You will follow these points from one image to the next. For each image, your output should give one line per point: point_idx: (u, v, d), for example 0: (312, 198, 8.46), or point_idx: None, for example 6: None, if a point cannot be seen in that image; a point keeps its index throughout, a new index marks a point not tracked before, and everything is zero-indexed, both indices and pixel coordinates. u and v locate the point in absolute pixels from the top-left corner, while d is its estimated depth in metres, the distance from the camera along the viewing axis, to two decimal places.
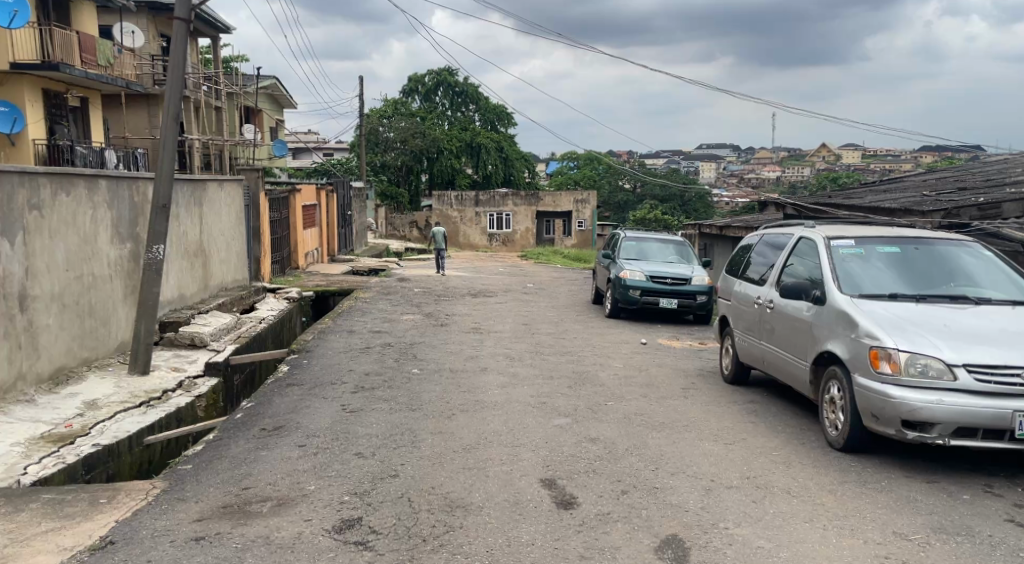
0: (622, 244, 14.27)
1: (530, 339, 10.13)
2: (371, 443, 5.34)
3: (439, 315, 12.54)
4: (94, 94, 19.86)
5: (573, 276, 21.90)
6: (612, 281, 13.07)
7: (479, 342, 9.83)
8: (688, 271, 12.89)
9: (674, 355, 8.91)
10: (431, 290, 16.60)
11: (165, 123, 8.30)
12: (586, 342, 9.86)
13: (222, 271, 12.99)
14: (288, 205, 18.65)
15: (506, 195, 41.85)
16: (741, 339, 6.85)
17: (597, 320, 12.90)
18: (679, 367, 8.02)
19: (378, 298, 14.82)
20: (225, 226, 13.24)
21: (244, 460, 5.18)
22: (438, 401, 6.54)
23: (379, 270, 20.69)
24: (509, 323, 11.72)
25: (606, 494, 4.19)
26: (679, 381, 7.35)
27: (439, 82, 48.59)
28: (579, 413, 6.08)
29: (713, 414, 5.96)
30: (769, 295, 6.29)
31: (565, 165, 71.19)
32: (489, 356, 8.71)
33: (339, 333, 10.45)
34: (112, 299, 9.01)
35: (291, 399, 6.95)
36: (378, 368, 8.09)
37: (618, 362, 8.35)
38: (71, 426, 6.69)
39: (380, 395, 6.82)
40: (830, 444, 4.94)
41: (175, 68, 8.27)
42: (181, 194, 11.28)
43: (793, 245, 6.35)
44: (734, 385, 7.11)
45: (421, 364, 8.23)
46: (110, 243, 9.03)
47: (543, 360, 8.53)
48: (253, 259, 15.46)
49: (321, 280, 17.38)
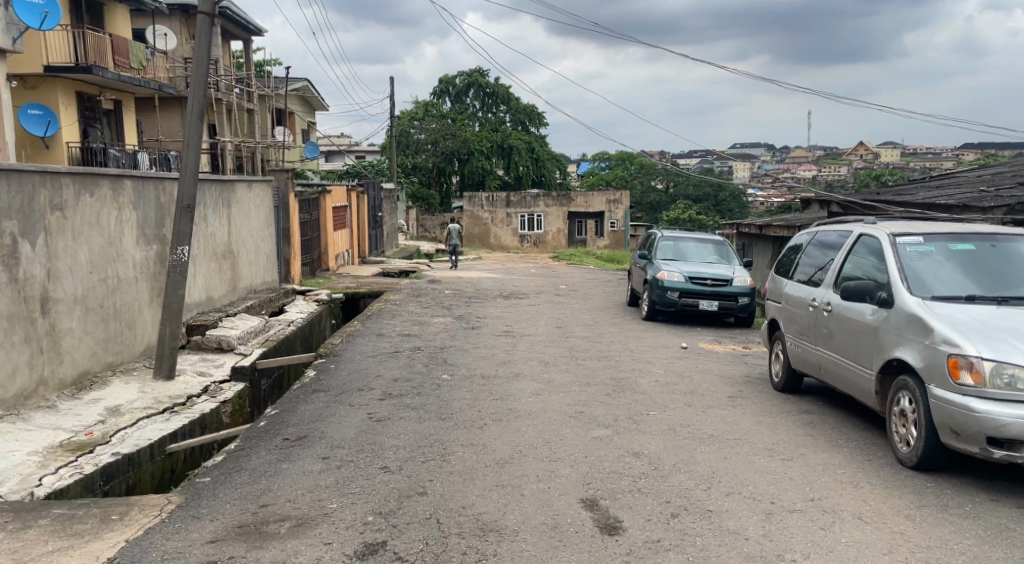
0: (659, 244, 13.82)
1: (564, 343, 9.72)
2: (398, 455, 5.01)
3: (471, 317, 12.22)
4: (127, 97, 19.91)
5: (607, 277, 21.45)
6: (649, 283, 12.63)
7: (512, 345, 9.47)
8: (729, 272, 12.39)
9: (717, 360, 8.47)
10: (463, 292, 16.30)
11: (189, 122, 8.07)
12: (624, 347, 9.44)
13: (251, 273, 12.82)
14: (319, 206, 18.49)
15: (538, 195, 41.53)
16: (794, 344, 6.41)
17: (633, 322, 12.46)
18: (724, 374, 7.59)
19: (409, 300, 14.55)
20: (254, 228, 13.07)
21: (264, 474, 4.88)
22: (469, 409, 6.19)
23: (409, 271, 20.46)
24: (542, 325, 11.35)
25: (655, 517, 3.80)
26: (725, 389, 6.91)
27: (469, 83, 48.36)
28: (620, 423, 5.68)
29: (765, 426, 5.53)
30: (826, 297, 5.83)
31: (597, 165, 70.61)
32: (522, 361, 8.35)
33: (368, 336, 10.18)
34: (138, 301, 8.83)
35: (316, 407, 6.66)
36: (407, 373, 7.77)
37: (658, 367, 7.93)
38: (92, 433, 6.47)
39: (408, 402, 6.49)
40: (900, 461, 4.50)
41: (199, 64, 8.03)
42: (209, 195, 11.11)
43: (852, 243, 5.87)
44: (787, 393, 6.68)
45: (451, 369, 7.89)
46: (135, 245, 8.85)
47: (579, 365, 8.15)
48: (283, 261, 15.31)
49: (352, 282, 17.17)
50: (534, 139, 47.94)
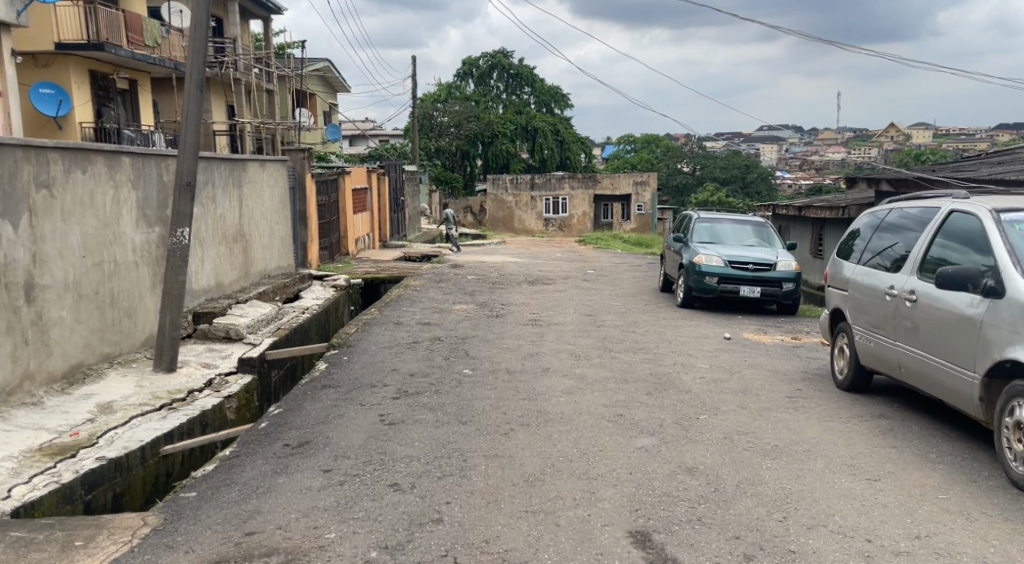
0: (694, 226, 12.98)
1: (595, 334, 8.95)
2: (411, 470, 4.31)
3: (494, 304, 11.50)
4: (142, 76, 19.38)
5: (635, 262, 20.58)
6: (685, 267, 11.81)
7: (539, 335, 8.74)
8: (772, 256, 11.52)
9: (768, 354, 7.67)
10: (486, 277, 15.60)
11: (188, 90, 7.37)
12: (661, 337, 8.66)
13: (264, 257, 12.21)
14: (338, 188, 17.82)
15: (563, 177, 40.62)
16: (864, 338, 5.62)
17: (668, 310, 11.67)
18: (778, 369, 6.81)
19: (429, 286, 13.87)
20: (267, 210, 12.43)
21: (255, 491, 4.22)
22: (494, 412, 5.48)
23: (431, 255, 19.80)
24: (571, 314, 10.59)
25: (724, 560, 3.08)
26: (782, 387, 6.13)
27: (493, 64, 47.37)
28: (667, 430, 4.95)
29: (839, 435, 4.77)
30: (909, 286, 5.03)
31: (622, 148, 69.36)
32: (550, 353, 7.61)
33: (385, 325, 9.50)
34: (138, 287, 8.22)
35: (323, 407, 5.99)
36: (425, 368, 7.07)
37: (703, 362, 7.14)
38: (77, 434, 5.86)
39: (425, 402, 5.79)
40: (1016, 484, 3.75)
41: (198, 27, 7.31)
42: (217, 174, 10.46)
43: (941, 223, 5.05)
44: (852, 392, 5.93)
45: (473, 363, 7.18)
46: (135, 226, 8.23)
47: (614, 359, 7.39)
48: (299, 245, 14.69)
49: (371, 267, 16.52)
50: (559, 121, 46.93)
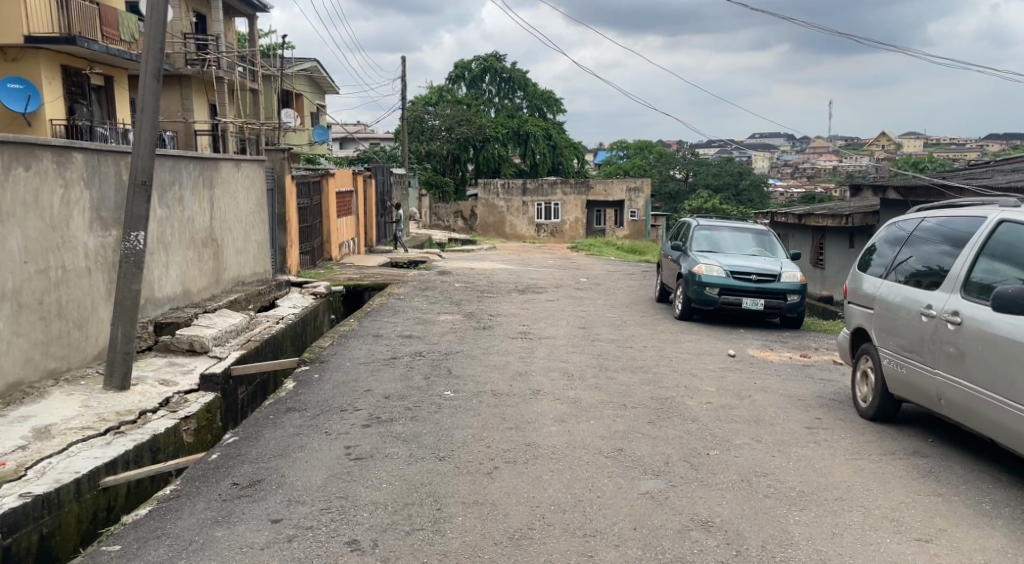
0: (693, 234, 12.36)
1: (589, 349, 8.30)
2: (374, 522, 3.64)
3: (482, 315, 10.83)
4: (119, 73, 18.64)
5: (630, 270, 19.94)
6: (684, 278, 11.20)
7: (529, 351, 8.07)
8: (776, 266, 10.92)
9: (778, 374, 7.04)
10: (475, 285, 14.92)
11: (144, 80, 6.69)
12: (661, 355, 8.01)
13: (238, 263, 11.51)
14: (321, 190, 17.13)
15: (555, 183, 40.04)
16: (895, 365, 5.01)
17: (666, 322, 11.03)
18: (791, 394, 6.17)
19: (415, 294, 13.18)
20: (242, 212, 11.74)
21: (188, 547, 3.54)
22: (476, 445, 4.82)
23: (419, 261, 19.13)
24: (563, 326, 9.94)
25: None
26: (800, 416, 5.49)
27: (485, 68, 46.79)
28: (675, 470, 4.31)
29: (874, 479, 4.13)
30: (951, 307, 4.41)
31: (615, 154, 68.85)
32: (541, 373, 6.95)
33: (363, 338, 8.82)
34: (90, 296, 7.52)
35: (283, 435, 5.32)
36: (402, 388, 6.40)
37: (709, 384, 6.50)
38: (3, 465, 5.17)
39: (398, 432, 5.13)
40: None
41: (155, 11, 6.64)
42: (186, 174, 9.77)
43: (987, 235, 4.44)
44: (877, 422, 5.32)
45: (456, 383, 6.51)
46: (88, 230, 7.53)
47: (610, 380, 6.73)
48: (279, 249, 13.99)
49: (355, 273, 15.81)
50: (551, 126, 46.36)
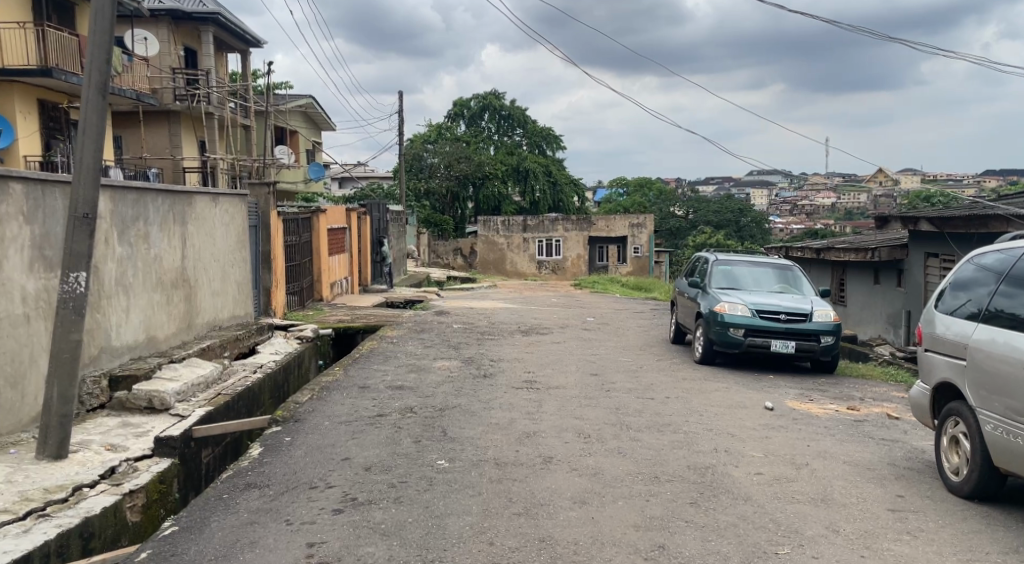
0: (711, 270, 11.36)
1: (605, 401, 7.25)
2: None
3: (482, 360, 9.80)
4: None
5: (638, 309, 18.91)
6: (703, 318, 10.19)
7: (537, 404, 7.01)
8: (806, 305, 9.91)
9: (831, 434, 6.00)
10: (475, 326, 13.92)
11: (86, 97, 5.74)
12: (690, 409, 6.96)
13: (214, 305, 10.51)
14: (311, 228, 16.18)
15: (556, 219, 39.25)
16: (1003, 433, 3.99)
17: (685, 367, 9.99)
18: (856, 461, 5.14)
19: (408, 337, 12.13)
20: (219, 250, 10.76)
21: None
22: (475, 541, 3.76)
23: (416, 301, 18.14)
24: (574, 373, 8.90)
25: None
26: (876, 494, 4.44)
27: (484, 106, 46.34)
28: None
29: None
30: None
31: (615, 192, 68.34)
32: (553, 433, 5.91)
33: (347, 390, 7.78)
34: (28, 347, 6.48)
35: (233, 525, 4.24)
36: (387, 455, 5.35)
37: (753, 449, 5.46)
38: None
39: (376, 522, 4.06)
40: None
41: (100, 15, 5.70)
42: (153, 208, 8.80)
43: None
44: (975, 501, 4.29)
45: (452, 448, 5.45)
46: (29, 271, 6.54)
47: (635, 442, 5.68)
48: (262, 290, 12.98)
49: (346, 315, 14.81)
50: (551, 162, 45.77)
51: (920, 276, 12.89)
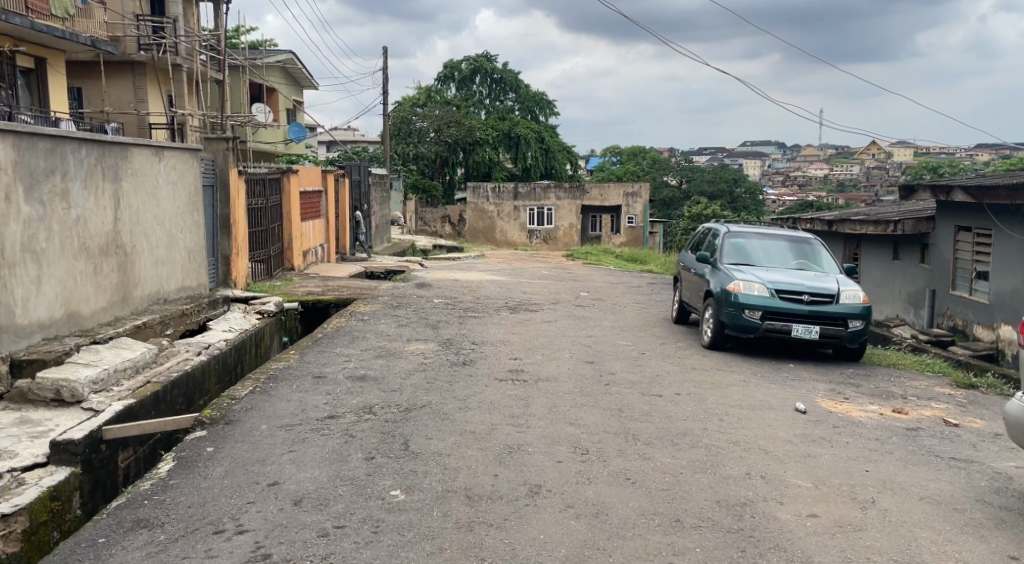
0: (721, 244, 10.10)
1: (605, 400, 6.04)
2: None
3: (463, 343, 8.57)
4: (51, 55, 16.54)
5: (634, 283, 17.68)
6: (714, 297, 8.96)
7: (523, 405, 5.79)
8: (831, 285, 8.69)
9: (889, 453, 4.81)
10: (458, 301, 12.64)
11: None
12: (709, 413, 5.75)
13: (157, 275, 9.20)
14: (281, 190, 14.79)
15: (548, 187, 37.83)
16: None
17: (694, 352, 8.79)
18: (935, 497, 3.97)
19: (383, 313, 10.87)
20: (164, 212, 9.42)
21: None
22: None
23: (396, 271, 16.86)
24: (567, 361, 7.69)
25: None
26: (981, 556, 3.27)
27: (475, 69, 44.54)
28: None
29: None
30: None
31: (608, 160, 66.80)
32: (543, 447, 4.70)
33: (298, 381, 6.54)
34: None
35: None
36: (325, 482, 4.11)
37: (799, 476, 4.27)
38: None
39: None
40: None
41: None
42: (74, 160, 7.45)
43: None
44: None
45: (411, 471, 4.22)
46: None
47: (648, 463, 4.47)
48: (221, 258, 11.65)
49: (317, 286, 13.51)
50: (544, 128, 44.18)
51: (948, 252, 11.74)
